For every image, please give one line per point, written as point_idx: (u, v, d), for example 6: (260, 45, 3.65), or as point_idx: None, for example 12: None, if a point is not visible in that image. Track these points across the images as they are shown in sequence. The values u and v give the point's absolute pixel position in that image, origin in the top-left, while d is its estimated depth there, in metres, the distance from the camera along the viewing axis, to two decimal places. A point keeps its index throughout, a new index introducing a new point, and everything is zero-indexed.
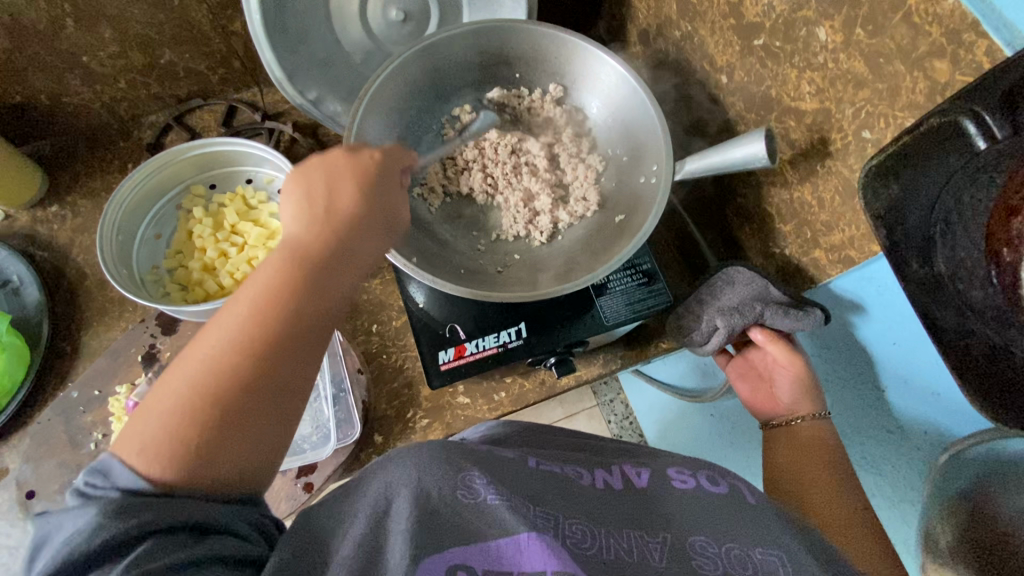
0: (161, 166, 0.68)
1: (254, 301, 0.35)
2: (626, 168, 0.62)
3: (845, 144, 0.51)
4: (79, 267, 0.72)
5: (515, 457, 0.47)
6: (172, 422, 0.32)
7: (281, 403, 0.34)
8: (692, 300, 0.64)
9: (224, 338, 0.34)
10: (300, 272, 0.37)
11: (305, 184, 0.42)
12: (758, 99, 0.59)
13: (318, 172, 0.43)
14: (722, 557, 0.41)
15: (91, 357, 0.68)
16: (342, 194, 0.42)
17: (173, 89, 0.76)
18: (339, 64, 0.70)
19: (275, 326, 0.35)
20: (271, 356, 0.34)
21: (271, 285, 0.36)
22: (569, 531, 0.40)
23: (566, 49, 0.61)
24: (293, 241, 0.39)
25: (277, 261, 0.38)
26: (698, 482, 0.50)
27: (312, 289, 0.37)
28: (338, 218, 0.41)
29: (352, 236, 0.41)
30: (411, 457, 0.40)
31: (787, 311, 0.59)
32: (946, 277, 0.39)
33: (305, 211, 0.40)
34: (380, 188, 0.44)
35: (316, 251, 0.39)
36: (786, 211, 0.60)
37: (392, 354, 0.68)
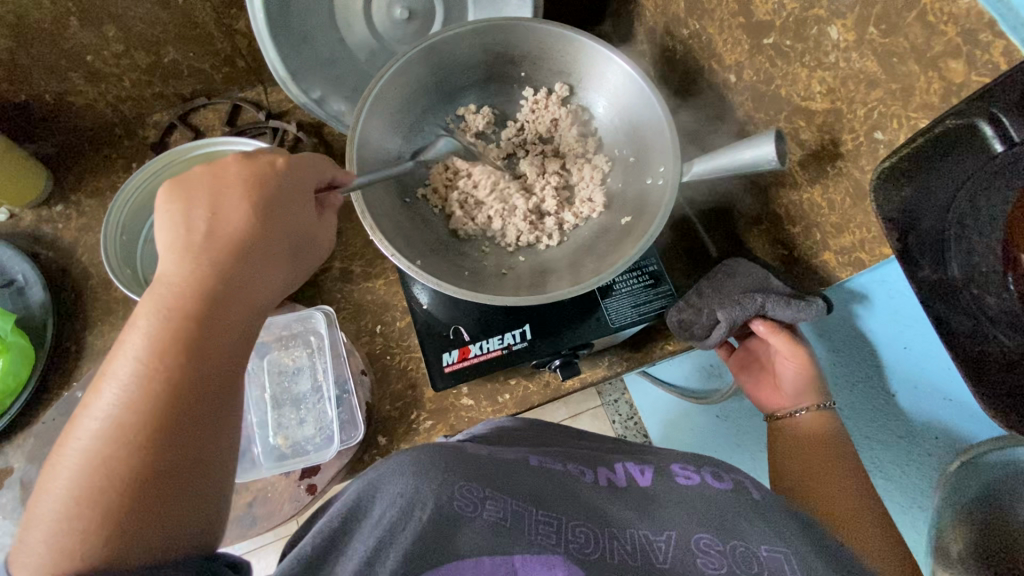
0: (164, 166, 0.68)
1: (135, 363, 0.33)
2: (633, 168, 0.62)
3: (857, 145, 0.50)
4: (83, 266, 0.71)
5: (516, 457, 0.47)
6: (64, 519, 0.30)
7: (186, 467, 0.33)
8: (692, 292, 0.63)
9: (107, 412, 0.32)
10: (183, 316, 0.35)
11: (180, 213, 0.38)
12: (767, 98, 0.58)
13: (196, 194, 0.39)
14: (728, 556, 0.41)
15: (96, 357, 0.68)
16: (224, 219, 0.39)
17: (177, 88, 0.76)
18: (343, 62, 0.69)
19: (160, 386, 0.33)
20: (167, 417, 0.33)
21: (151, 343, 0.34)
22: (572, 535, 0.40)
23: (571, 48, 0.60)
24: (171, 285, 0.36)
25: (155, 312, 0.35)
26: (702, 478, 0.49)
27: (203, 335, 0.35)
28: (222, 247, 0.38)
29: (241, 266, 0.38)
30: (410, 467, 0.39)
31: (789, 301, 0.57)
32: (961, 281, 0.39)
33: (182, 246, 0.37)
34: (271, 205, 0.41)
35: (198, 293, 0.36)
36: (795, 212, 0.59)
37: (396, 355, 0.68)
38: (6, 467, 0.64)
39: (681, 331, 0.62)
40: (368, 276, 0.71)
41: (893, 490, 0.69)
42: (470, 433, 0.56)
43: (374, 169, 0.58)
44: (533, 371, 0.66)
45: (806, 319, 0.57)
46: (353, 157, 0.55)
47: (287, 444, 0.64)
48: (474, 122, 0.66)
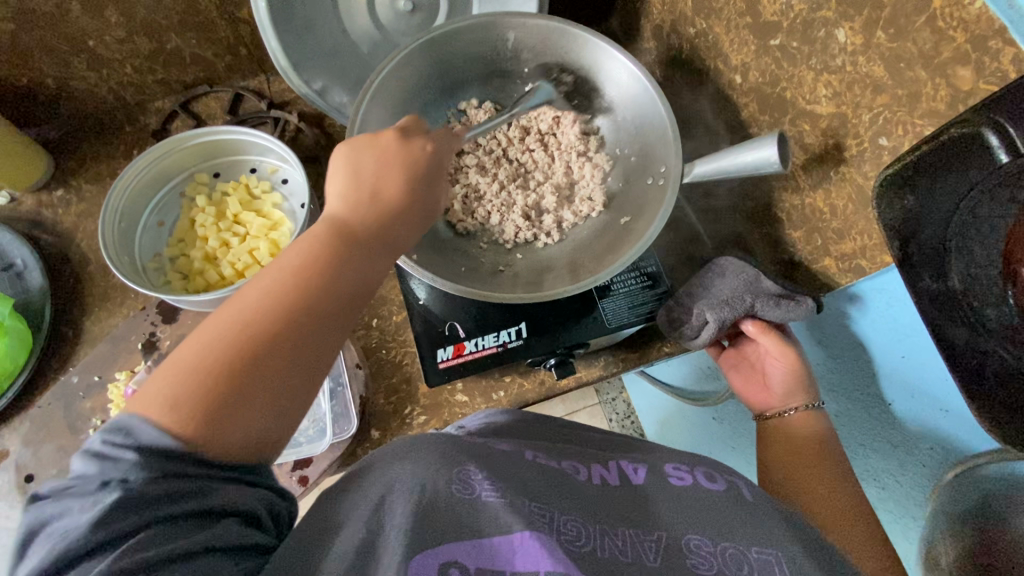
0: (165, 153, 0.68)
1: (303, 258, 0.37)
2: (635, 168, 0.61)
3: (862, 150, 0.49)
4: (82, 252, 0.71)
5: (512, 451, 0.47)
6: (199, 368, 0.32)
7: (309, 362, 0.35)
8: (686, 288, 0.62)
9: (265, 291, 0.35)
10: (345, 238, 0.39)
11: (358, 166, 0.44)
12: (772, 101, 0.57)
13: (369, 154, 0.44)
14: (717, 556, 0.41)
15: (93, 343, 0.68)
16: (390, 178, 0.44)
17: (180, 75, 0.76)
18: (347, 53, 0.69)
19: (320, 284, 0.36)
20: (312, 312, 0.36)
21: (309, 257, 0.37)
22: (564, 528, 0.40)
23: (576, 44, 0.59)
24: (335, 221, 0.40)
25: (319, 237, 0.39)
26: (695, 480, 0.48)
27: (351, 269, 0.38)
28: (386, 202, 0.43)
29: (395, 220, 0.42)
30: (410, 454, 0.41)
31: (777, 300, 0.58)
32: (959, 293, 0.39)
33: (352, 191, 0.42)
34: (425, 176, 0.46)
35: (361, 224, 0.41)
36: (797, 217, 0.59)
37: (391, 350, 0.68)
38: (2, 450, 0.64)
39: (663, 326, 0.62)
40: None
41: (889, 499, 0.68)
42: (464, 428, 0.56)
43: None
44: (528, 369, 0.66)
45: (792, 317, 0.57)
46: None
47: None
48: (475, 116, 0.65)
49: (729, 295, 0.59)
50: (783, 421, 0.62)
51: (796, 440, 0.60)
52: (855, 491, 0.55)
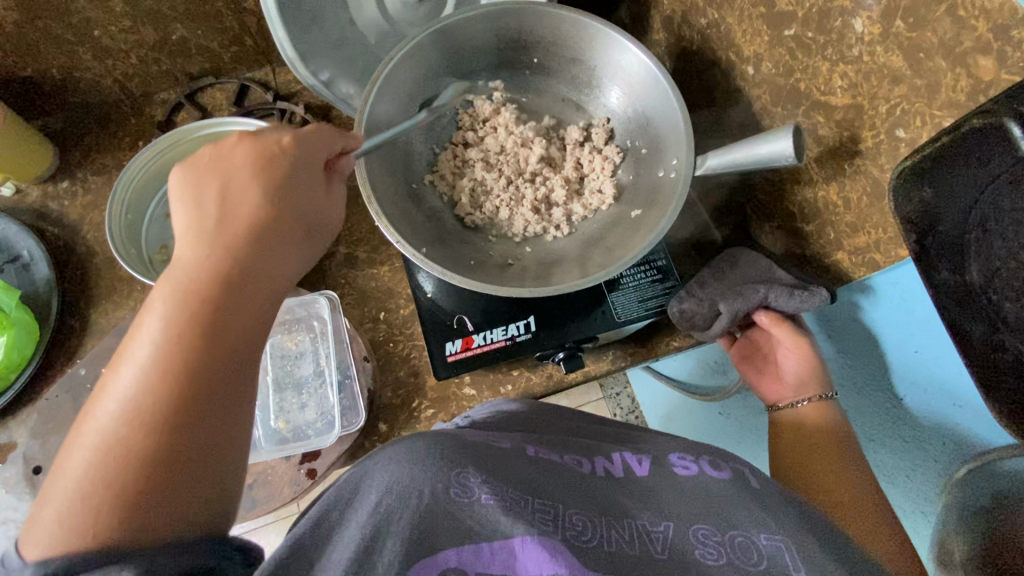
0: (170, 144, 0.68)
1: (155, 342, 0.31)
2: (645, 160, 0.60)
3: (878, 142, 0.48)
4: (89, 244, 0.71)
5: (513, 449, 0.47)
6: (76, 500, 0.28)
7: (207, 444, 0.31)
8: (701, 280, 0.62)
9: (124, 392, 0.30)
10: (201, 295, 0.33)
11: (196, 199, 0.37)
12: (785, 93, 0.56)
13: (207, 182, 0.38)
14: (725, 545, 0.40)
15: (100, 335, 0.68)
16: (237, 202, 0.38)
17: (185, 66, 0.75)
18: (353, 43, 0.68)
19: (187, 359, 0.31)
20: (190, 391, 0.31)
21: (169, 324, 0.32)
22: (569, 523, 0.40)
23: (587, 33, 0.58)
24: (186, 268, 0.34)
25: (171, 292, 0.33)
26: (700, 468, 0.48)
27: (226, 316, 0.33)
28: (239, 226, 0.37)
29: (260, 245, 0.37)
30: (402, 455, 0.39)
31: (791, 291, 0.56)
32: (979, 285, 0.39)
33: (194, 228, 0.36)
34: (285, 185, 0.40)
35: (216, 272, 0.34)
36: (809, 210, 0.58)
37: (399, 343, 0.67)
38: (9, 441, 0.63)
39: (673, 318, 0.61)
40: (372, 262, 0.70)
41: (906, 500, 0.66)
42: (469, 418, 0.56)
43: (381, 152, 0.57)
44: (536, 362, 0.66)
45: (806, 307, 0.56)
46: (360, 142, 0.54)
47: (289, 428, 0.64)
48: (483, 108, 0.64)
49: (745, 290, 0.59)
50: (794, 415, 0.62)
51: (808, 432, 0.60)
52: (867, 482, 0.55)
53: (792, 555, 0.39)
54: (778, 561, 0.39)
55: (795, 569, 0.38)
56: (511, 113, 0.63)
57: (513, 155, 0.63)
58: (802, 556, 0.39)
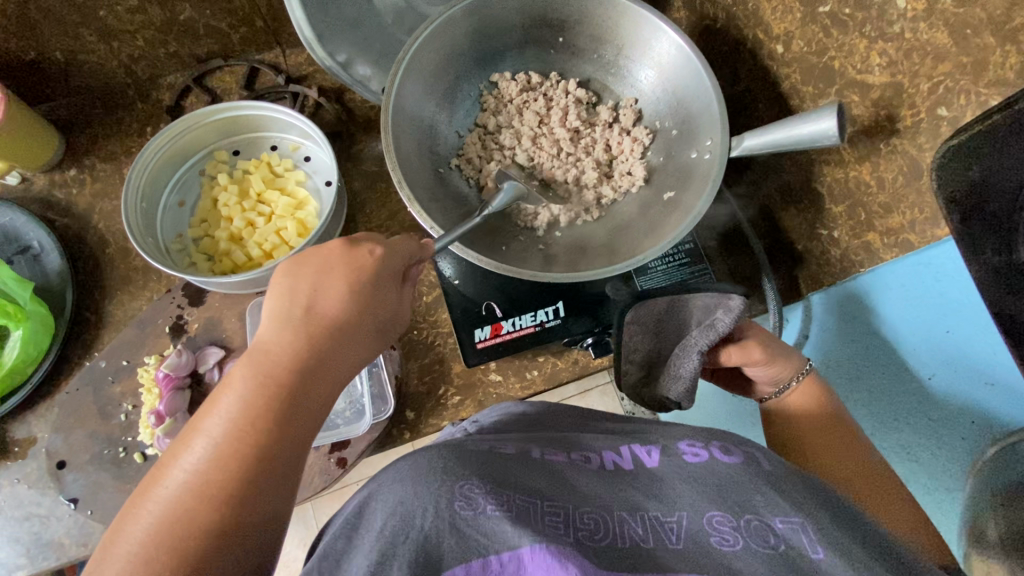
0: (184, 130, 0.66)
1: (225, 425, 0.31)
2: (676, 142, 0.59)
3: (917, 121, 0.48)
4: (100, 234, 0.69)
5: (518, 452, 0.42)
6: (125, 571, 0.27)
7: (256, 535, 0.30)
8: (623, 364, 0.59)
9: (189, 469, 0.30)
10: (275, 385, 0.33)
11: (292, 286, 0.37)
12: (817, 72, 0.55)
13: (309, 273, 0.38)
14: (743, 530, 0.36)
15: (118, 327, 0.66)
16: (327, 298, 0.37)
17: (193, 48, 0.72)
18: (370, 24, 0.66)
19: (253, 446, 0.31)
20: (250, 480, 0.30)
21: (243, 408, 0.32)
22: (580, 523, 0.36)
23: (618, 12, 0.57)
24: (266, 352, 0.34)
25: (249, 373, 0.33)
26: (711, 454, 0.42)
27: (298, 408, 0.33)
28: (319, 324, 0.36)
29: (335, 345, 0.36)
30: (407, 474, 0.35)
31: (709, 319, 0.53)
32: None
33: (280, 316, 0.35)
34: (374, 293, 0.39)
35: (292, 366, 0.34)
36: (839, 190, 0.57)
37: (423, 330, 0.66)
38: (31, 435, 0.62)
39: (644, 404, 0.60)
40: None
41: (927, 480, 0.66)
42: (475, 424, 0.53)
43: (407, 134, 0.56)
44: (562, 348, 0.65)
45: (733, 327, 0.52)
46: (388, 126, 0.53)
47: None
48: (508, 89, 0.62)
49: (672, 364, 0.55)
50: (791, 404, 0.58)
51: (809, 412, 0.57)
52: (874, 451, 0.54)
53: (809, 535, 0.35)
54: (797, 544, 0.35)
55: (814, 551, 0.34)
56: (540, 96, 0.62)
57: (536, 134, 0.62)
58: (819, 534, 0.35)
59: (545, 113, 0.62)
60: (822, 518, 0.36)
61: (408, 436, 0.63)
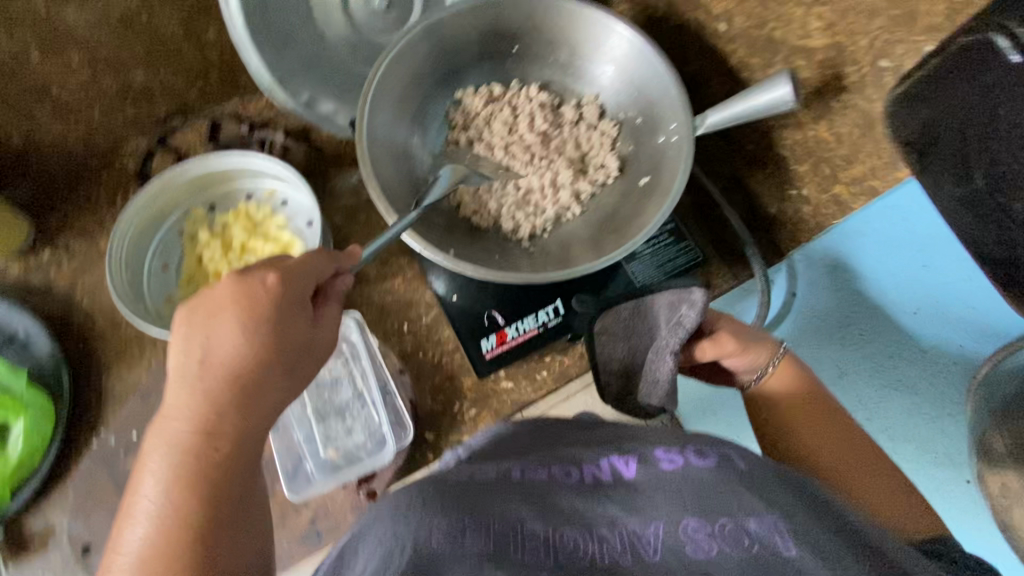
0: (156, 194, 0.66)
1: (157, 497, 0.32)
2: (643, 129, 0.61)
3: (863, 75, 0.56)
4: (86, 310, 0.68)
5: (497, 475, 0.40)
6: None
7: None
8: (601, 374, 0.58)
9: (130, 554, 0.30)
10: (199, 445, 0.33)
11: (183, 338, 0.35)
12: (761, 44, 0.58)
13: (197, 319, 0.35)
14: (719, 535, 0.34)
15: (119, 400, 0.65)
16: (222, 343, 0.35)
17: (152, 111, 0.71)
18: (327, 61, 0.67)
19: (190, 508, 0.31)
20: (191, 545, 0.31)
21: (171, 478, 0.32)
22: (560, 544, 0.34)
23: (566, 15, 0.59)
24: (173, 420, 0.33)
25: (162, 443, 0.33)
26: (686, 459, 0.40)
27: (217, 466, 0.33)
28: (225, 370, 0.35)
29: (251, 389, 0.35)
30: (386, 514, 0.34)
31: (676, 316, 0.51)
32: (986, 188, 0.43)
33: (180, 375, 0.34)
34: (278, 322, 0.36)
35: (208, 422, 0.33)
36: (801, 150, 0.60)
37: (428, 351, 0.66)
38: (49, 525, 0.61)
39: (629, 412, 0.59)
40: (384, 275, 0.68)
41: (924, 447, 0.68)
42: (465, 448, 0.52)
43: (385, 160, 0.57)
44: (568, 345, 0.66)
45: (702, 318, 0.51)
46: (366, 155, 0.54)
47: (340, 454, 0.65)
48: (473, 104, 0.64)
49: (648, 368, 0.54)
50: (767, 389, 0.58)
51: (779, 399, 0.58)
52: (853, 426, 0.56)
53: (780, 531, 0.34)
54: (770, 544, 0.33)
55: (787, 550, 0.33)
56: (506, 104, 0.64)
57: (507, 140, 0.63)
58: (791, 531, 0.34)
59: (513, 119, 0.64)
60: (806, 522, 0.35)
61: (432, 457, 0.64)
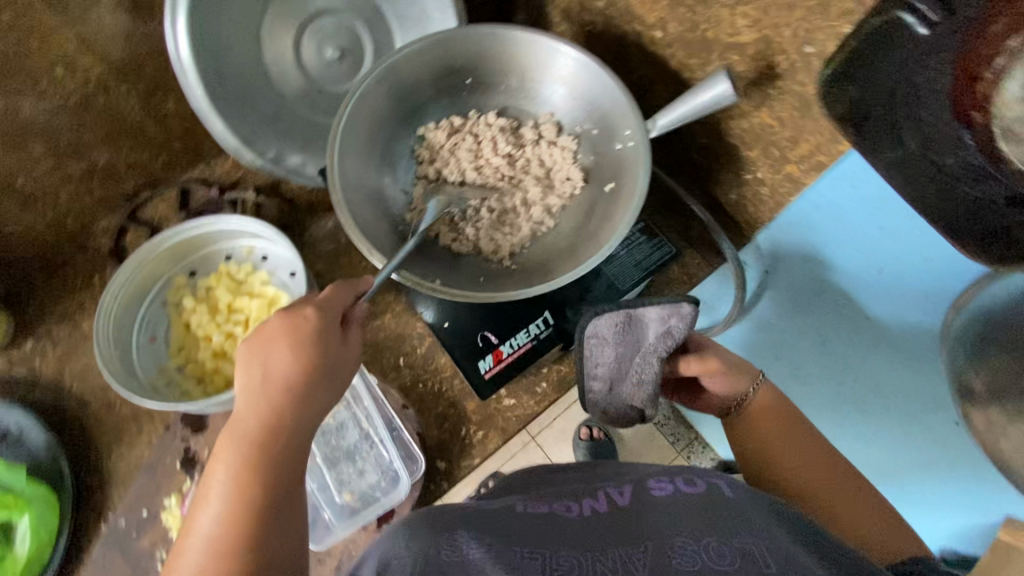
0: (137, 267, 0.66)
1: (228, 485, 0.35)
2: (600, 139, 0.64)
3: (793, 63, 0.54)
4: (78, 395, 0.68)
5: (502, 508, 0.44)
6: None
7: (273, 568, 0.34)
8: (588, 379, 0.61)
9: (204, 534, 0.34)
10: (264, 441, 0.37)
11: (246, 359, 0.40)
12: (696, 45, 0.61)
13: (256, 342, 0.40)
14: (704, 550, 0.35)
15: (123, 482, 0.65)
16: (277, 361, 0.39)
17: (118, 187, 0.72)
18: (288, 116, 0.68)
19: (255, 493, 0.35)
20: (258, 527, 0.34)
21: (239, 469, 0.36)
22: (556, 562, 0.35)
23: (513, 43, 0.62)
24: (241, 422, 0.38)
25: (231, 446, 0.37)
26: (675, 486, 0.46)
27: (276, 468, 0.37)
28: (281, 382, 0.39)
29: (301, 396, 0.39)
30: (400, 536, 0.39)
31: (664, 328, 0.55)
32: (920, 151, 0.45)
33: (245, 388, 0.39)
34: (321, 341, 0.41)
35: (270, 423, 0.38)
36: (749, 135, 0.64)
37: (428, 381, 0.68)
38: None
39: (610, 414, 0.64)
40: (373, 314, 0.69)
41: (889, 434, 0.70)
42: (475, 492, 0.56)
43: (360, 202, 0.59)
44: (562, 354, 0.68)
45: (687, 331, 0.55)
46: (341, 201, 0.56)
47: (356, 497, 0.65)
48: (436, 137, 0.66)
49: (632, 371, 0.58)
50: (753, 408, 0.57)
51: (760, 418, 0.57)
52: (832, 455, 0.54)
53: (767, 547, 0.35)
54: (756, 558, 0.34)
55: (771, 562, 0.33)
56: (466, 132, 0.66)
57: (475, 166, 0.65)
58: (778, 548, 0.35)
59: (477, 144, 0.66)
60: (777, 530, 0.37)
61: (446, 486, 0.65)
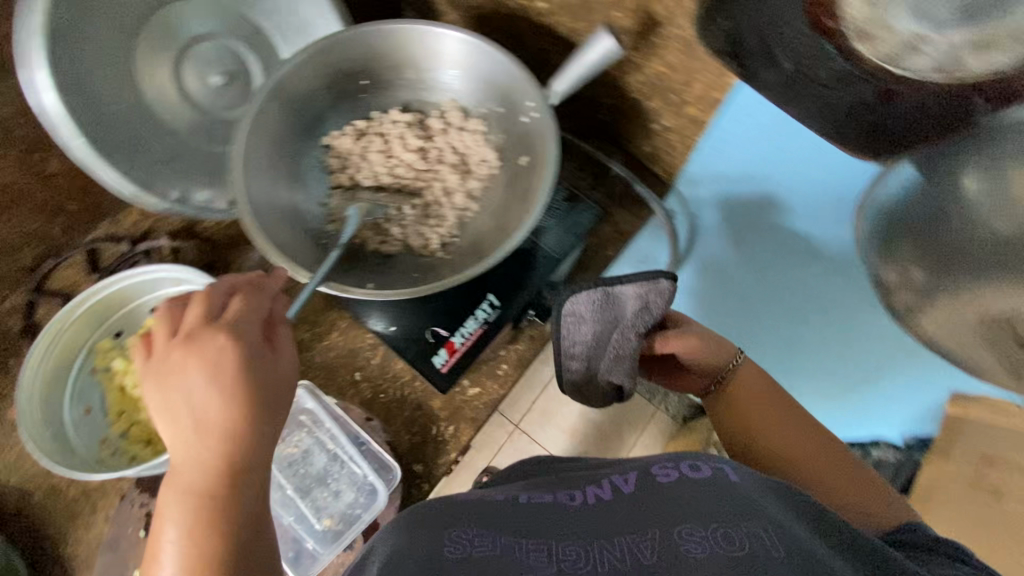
0: (52, 339, 0.62)
1: (182, 540, 0.33)
2: (507, 116, 0.65)
3: (669, 8, 0.54)
4: (14, 490, 0.63)
5: (505, 498, 0.42)
6: None
7: None
8: (565, 361, 0.57)
9: None
10: (209, 488, 0.34)
11: (166, 403, 0.36)
12: (578, 8, 0.62)
13: (172, 384, 0.36)
14: (712, 538, 0.34)
15: (87, 565, 0.63)
16: (200, 401, 0.35)
17: (16, 261, 0.67)
18: (185, 152, 0.65)
19: (212, 543, 0.33)
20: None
21: (188, 521, 0.34)
22: (563, 553, 0.34)
23: (399, 36, 0.61)
24: (183, 472, 0.35)
25: (175, 499, 0.34)
26: (681, 472, 0.41)
27: (234, 509, 0.35)
28: (212, 425, 0.35)
29: (238, 434, 0.36)
30: (398, 537, 0.37)
31: (643, 303, 0.53)
32: (794, 71, 0.46)
33: (174, 434, 0.35)
34: (246, 372, 0.36)
35: (212, 469, 0.35)
36: (648, 86, 0.66)
37: (389, 390, 0.67)
38: None
39: (584, 392, 0.61)
40: (318, 336, 0.68)
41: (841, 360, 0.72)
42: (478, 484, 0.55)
43: (278, 222, 0.58)
44: (515, 332, 0.69)
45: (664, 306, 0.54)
46: (254, 224, 0.54)
47: (337, 519, 0.64)
48: (343, 144, 0.65)
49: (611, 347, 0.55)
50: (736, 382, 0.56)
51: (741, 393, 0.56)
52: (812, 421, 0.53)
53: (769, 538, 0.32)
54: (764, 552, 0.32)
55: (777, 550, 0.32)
56: (373, 134, 0.65)
57: (388, 167, 0.65)
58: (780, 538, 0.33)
59: (387, 144, 0.66)
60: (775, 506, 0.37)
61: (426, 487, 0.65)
